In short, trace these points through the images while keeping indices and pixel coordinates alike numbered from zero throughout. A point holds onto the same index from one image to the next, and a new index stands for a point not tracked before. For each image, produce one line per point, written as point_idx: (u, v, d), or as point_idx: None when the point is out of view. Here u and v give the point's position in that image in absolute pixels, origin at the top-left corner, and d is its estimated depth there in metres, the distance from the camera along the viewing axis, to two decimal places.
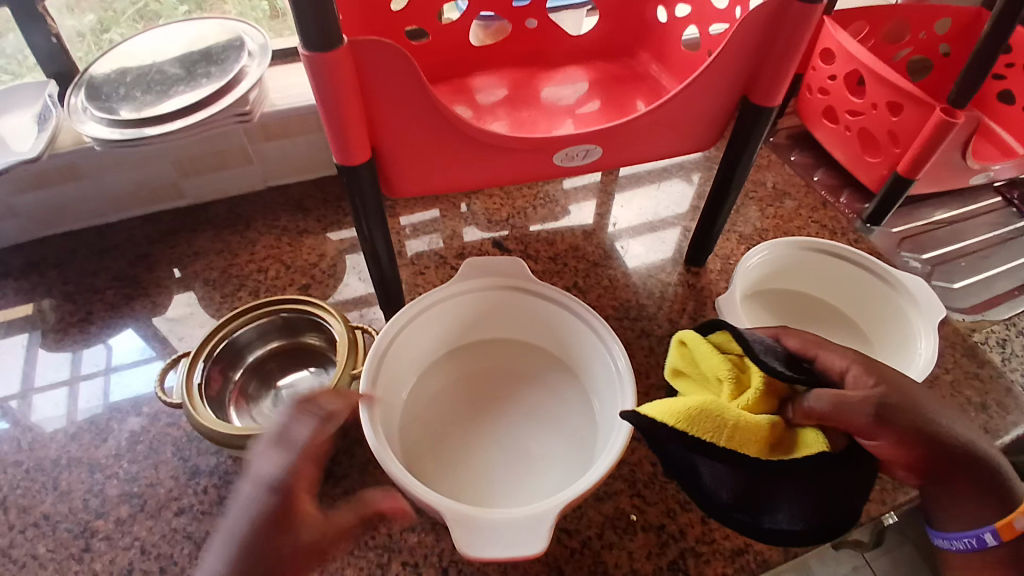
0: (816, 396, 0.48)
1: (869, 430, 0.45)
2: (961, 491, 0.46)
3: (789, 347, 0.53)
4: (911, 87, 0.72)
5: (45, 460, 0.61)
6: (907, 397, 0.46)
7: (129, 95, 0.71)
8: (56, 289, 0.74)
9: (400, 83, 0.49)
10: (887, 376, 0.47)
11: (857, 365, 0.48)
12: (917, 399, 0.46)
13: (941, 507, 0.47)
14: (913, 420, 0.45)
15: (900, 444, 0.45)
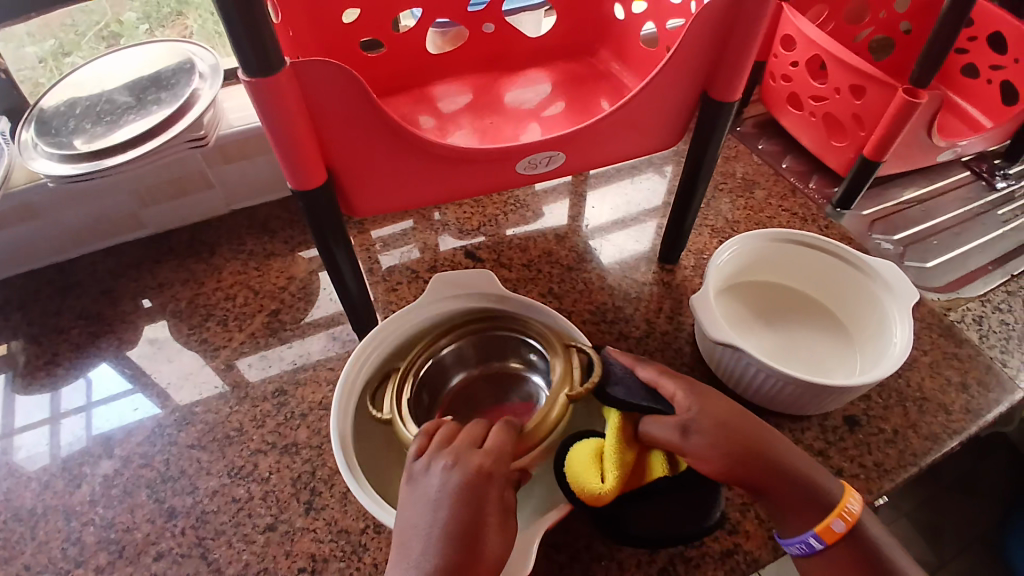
0: (655, 421, 0.48)
1: (682, 449, 0.46)
2: (780, 500, 0.46)
3: (643, 377, 0.51)
4: (873, 69, 0.71)
5: (20, 509, 0.59)
6: (718, 414, 0.46)
7: (79, 127, 0.69)
8: (21, 331, 0.72)
9: (348, 104, 0.48)
10: (705, 398, 0.47)
11: (680, 389, 0.48)
12: (734, 415, 0.46)
13: (777, 516, 0.46)
14: (725, 436, 0.45)
15: (708, 457, 0.45)
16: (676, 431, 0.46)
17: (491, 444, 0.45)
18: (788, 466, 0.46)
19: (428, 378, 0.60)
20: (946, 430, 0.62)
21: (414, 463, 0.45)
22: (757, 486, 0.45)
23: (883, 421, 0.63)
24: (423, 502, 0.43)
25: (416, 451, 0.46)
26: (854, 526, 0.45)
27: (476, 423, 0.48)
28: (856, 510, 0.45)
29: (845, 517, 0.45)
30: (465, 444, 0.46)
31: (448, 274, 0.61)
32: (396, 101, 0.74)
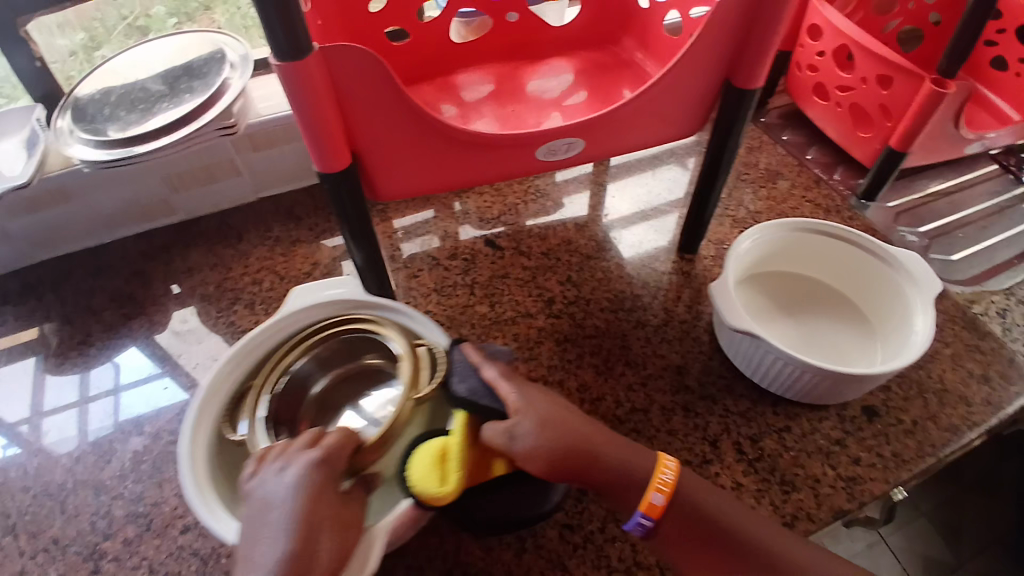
0: (490, 426, 0.48)
1: (512, 453, 0.47)
2: (609, 492, 0.46)
3: (486, 377, 0.50)
4: (902, 59, 0.71)
5: (52, 483, 0.62)
6: (543, 414, 0.46)
7: (114, 114, 0.71)
8: (55, 313, 0.75)
9: (372, 89, 0.49)
10: (531, 401, 0.47)
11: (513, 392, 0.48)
12: (560, 418, 0.47)
13: (610, 502, 0.47)
14: (553, 441, 0.45)
15: (533, 458, 0.46)
16: (504, 436, 0.47)
17: (327, 445, 0.47)
18: (611, 459, 0.46)
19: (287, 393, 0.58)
20: (966, 422, 0.62)
21: (249, 480, 0.45)
22: (585, 482, 0.46)
23: (902, 412, 0.63)
24: (262, 513, 0.43)
25: (249, 471, 0.46)
26: (673, 495, 0.45)
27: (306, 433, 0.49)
28: (670, 480, 0.46)
29: (663, 488, 0.45)
30: (299, 447, 0.47)
31: (347, 275, 0.62)
32: (420, 90, 0.75)
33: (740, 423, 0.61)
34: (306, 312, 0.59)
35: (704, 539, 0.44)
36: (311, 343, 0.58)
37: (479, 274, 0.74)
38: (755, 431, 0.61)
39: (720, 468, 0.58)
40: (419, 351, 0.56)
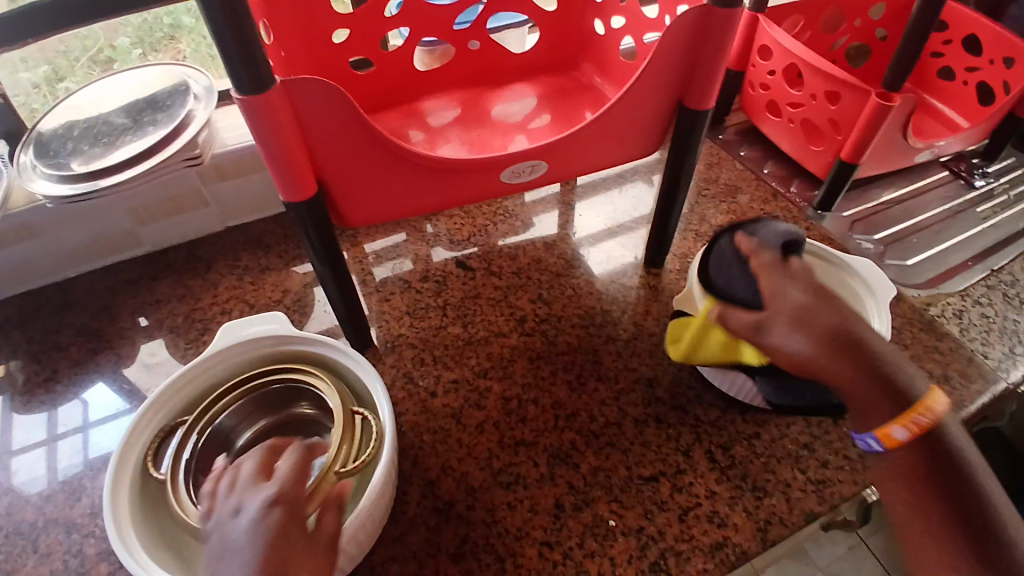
0: (733, 314, 0.48)
1: (760, 343, 0.45)
2: (852, 394, 0.41)
3: (743, 248, 0.51)
4: (847, 76, 0.74)
5: (22, 523, 0.60)
6: (797, 298, 0.44)
7: (77, 149, 0.70)
8: (21, 350, 0.73)
9: (335, 118, 0.50)
10: (780, 287, 0.45)
11: (766, 281, 0.47)
12: (804, 303, 0.43)
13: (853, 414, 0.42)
14: (808, 324, 0.42)
15: (794, 346, 0.42)
16: (750, 327, 0.46)
17: (283, 471, 0.42)
18: (872, 356, 0.41)
19: (218, 437, 0.57)
20: None
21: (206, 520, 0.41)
22: (833, 384, 0.42)
23: None
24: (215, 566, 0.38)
25: (206, 509, 0.42)
26: (921, 431, 0.39)
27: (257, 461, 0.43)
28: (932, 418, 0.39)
29: (921, 418, 0.39)
30: (250, 479, 0.42)
31: (278, 315, 0.61)
32: (386, 117, 0.76)
33: (711, 432, 0.62)
34: (239, 350, 0.59)
35: (923, 469, 0.38)
36: (243, 387, 0.57)
37: (450, 296, 0.75)
38: (726, 439, 0.62)
39: (694, 477, 0.59)
40: (353, 418, 0.54)
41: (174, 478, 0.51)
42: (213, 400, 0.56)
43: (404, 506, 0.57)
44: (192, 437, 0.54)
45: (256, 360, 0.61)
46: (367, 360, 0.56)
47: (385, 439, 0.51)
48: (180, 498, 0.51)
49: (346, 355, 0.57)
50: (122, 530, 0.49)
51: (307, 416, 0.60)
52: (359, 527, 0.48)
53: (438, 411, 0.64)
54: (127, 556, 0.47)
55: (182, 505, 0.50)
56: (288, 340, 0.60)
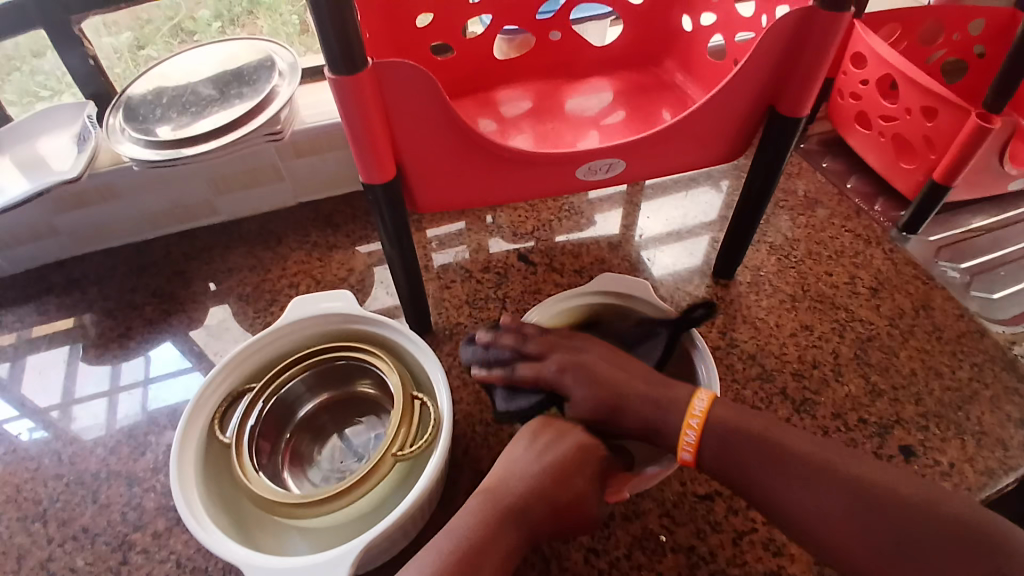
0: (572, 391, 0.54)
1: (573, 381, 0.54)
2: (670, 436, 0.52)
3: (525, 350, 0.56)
4: (948, 92, 0.70)
5: (85, 473, 0.63)
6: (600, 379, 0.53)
7: (166, 116, 0.73)
8: (96, 305, 0.76)
9: (420, 102, 0.49)
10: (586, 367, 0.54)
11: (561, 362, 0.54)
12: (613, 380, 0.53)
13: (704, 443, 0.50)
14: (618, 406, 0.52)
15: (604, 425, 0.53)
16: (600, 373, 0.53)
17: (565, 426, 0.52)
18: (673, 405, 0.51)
19: (282, 409, 0.58)
20: (1005, 467, 0.60)
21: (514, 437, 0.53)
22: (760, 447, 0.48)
23: (940, 454, 0.61)
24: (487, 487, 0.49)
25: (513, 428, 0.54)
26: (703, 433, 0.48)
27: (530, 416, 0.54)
28: (704, 408, 0.49)
29: (694, 425, 0.49)
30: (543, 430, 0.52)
31: (345, 293, 0.61)
32: (461, 104, 0.76)
33: None
34: (307, 324, 0.60)
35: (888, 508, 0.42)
36: (309, 362, 0.57)
37: (511, 289, 0.74)
38: None
39: None
40: (413, 403, 0.54)
41: (237, 443, 0.53)
42: (280, 371, 0.57)
43: (453, 494, 0.58)
44: (258, 405, 0.55)
45: (323, 335, 0.61)
46: (432, 348, 0.56)
47: (444, 425, 0.52)
48: (241, 461, 0.52)
49: (411, 341, 0.57)
50: (184, 486, 0.51)
51: (367, 395, 0.61)
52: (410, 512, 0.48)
53: (491, 404, 0.64)
54: (187, 512, 0.48)
55: (242, 468, 0.51)
56: (355, 318, 0.60)
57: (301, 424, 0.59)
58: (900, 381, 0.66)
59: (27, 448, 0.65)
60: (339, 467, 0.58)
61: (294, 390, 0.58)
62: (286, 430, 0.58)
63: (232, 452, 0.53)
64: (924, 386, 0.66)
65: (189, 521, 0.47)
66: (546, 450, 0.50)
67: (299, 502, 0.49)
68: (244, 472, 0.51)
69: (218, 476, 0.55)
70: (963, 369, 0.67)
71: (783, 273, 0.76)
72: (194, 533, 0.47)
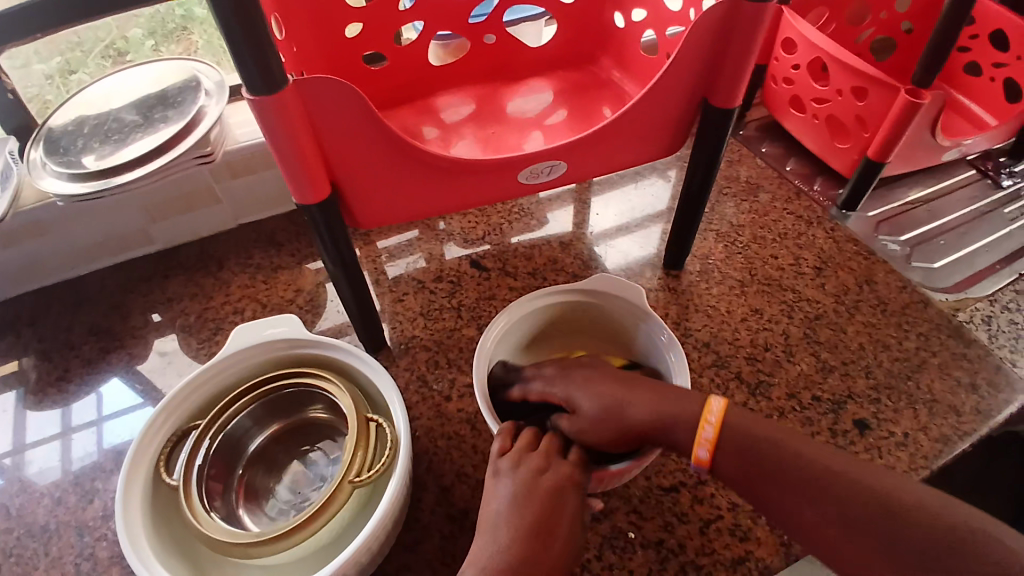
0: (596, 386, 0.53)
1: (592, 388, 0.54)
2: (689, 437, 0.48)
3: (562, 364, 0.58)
4: (874, 71, 0.72)
5: (34, 525, 0.60)
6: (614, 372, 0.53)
7: (87, 146, 0.69)
8: (32, 348, 0.73)
9: (348, 119, 0.48)
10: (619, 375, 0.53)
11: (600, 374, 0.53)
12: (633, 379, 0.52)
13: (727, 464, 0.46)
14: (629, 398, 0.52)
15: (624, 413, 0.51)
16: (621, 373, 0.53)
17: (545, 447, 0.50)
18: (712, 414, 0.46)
19: (230, 444, 0.56)
20: (956, 432, 0.62)
21: (499, 462, 0.49)
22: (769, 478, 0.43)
23: (893, 425, 0.62)
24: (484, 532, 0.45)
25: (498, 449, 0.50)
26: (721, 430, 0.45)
27: (504, 428, 0.52)
28: (719, 413, 0.45)
29: (712, 422, 0.45)
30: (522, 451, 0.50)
31: (289, 317, 0.59)
32: (399, 114, 0.75)
33: None
34: (250, 352, 0.58)
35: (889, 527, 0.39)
36: (257, 392, 0.56)
37: (465, 297, 0.74)
38: None
39: (715, 487, 0.57)
40: (368, 425, 0.53)
41: (186, 485, 0.51)
42: (226, 405, 0.55)
43: (418, 513, 0.57)
44: (205, 442, 0.53)
45: (270, 362, 0.59)
46: (383, 366, 0.55)
47: (400, 445, 0.51)
48: (192, 505, 0.50)
49: (360, 361, 0.56)
50: (132, 535, 0.48)
51: (321, 421, 0.59)
52: (372, 538, 0.47)
53: (452, 416, 0.63)
54: (137, 563, 0.46)
55: (194, 512, 0.49)
56: (301, 342, 0.58)
57: (252, 456, 0.58)
58: (851, 356, 0.68)
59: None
60: (298, 498, 0.57)
61: (242, 423, 0.56)
62: (237, 466, 0.57)
63: (181, 495, 0.50)
64: (873, 359, 0.67)
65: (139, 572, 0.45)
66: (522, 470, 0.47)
67: (256, 541, 0.47)
68: (195, 514, 0.49)
69: (169, 521, 0.53)
70: (908, 339, 0.69)
71: (731, 260, 0.77)
72: None
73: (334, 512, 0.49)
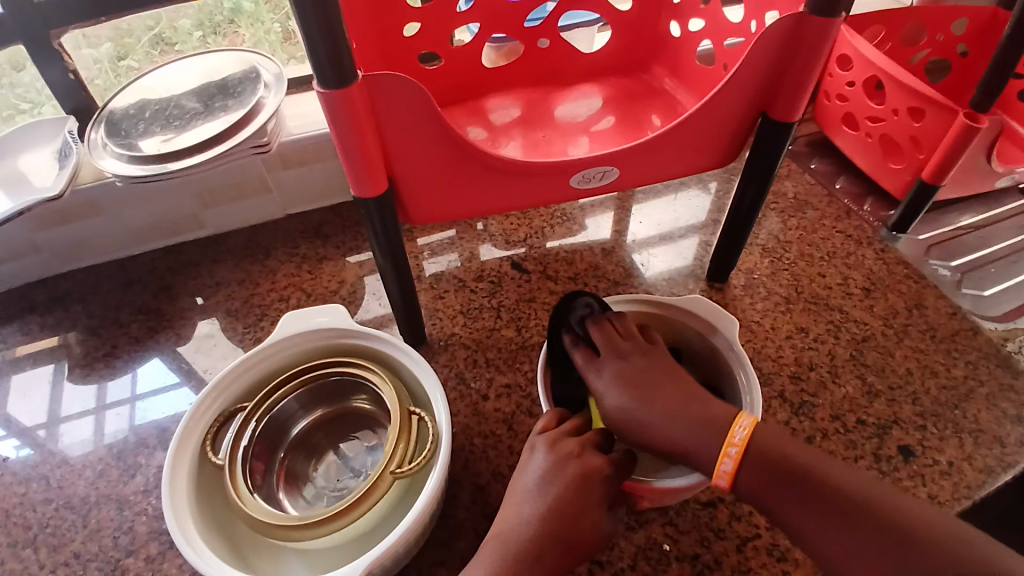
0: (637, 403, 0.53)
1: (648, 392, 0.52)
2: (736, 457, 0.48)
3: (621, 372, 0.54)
4: (934, 93, 0.70)
5: (74, 497, 0.61)
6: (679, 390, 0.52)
7: (148, 130, 0.71)
8: (81, 323, 0.75)
9: (411, 116, 0.49)
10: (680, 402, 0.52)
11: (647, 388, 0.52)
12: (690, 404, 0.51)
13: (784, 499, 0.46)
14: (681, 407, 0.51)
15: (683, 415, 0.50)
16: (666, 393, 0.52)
17: (586, 436, 0.51)
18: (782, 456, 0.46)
19: (274, 429, 0.56)
20: (1001, 464, 0.61)
21: (537, 436, 0.52)
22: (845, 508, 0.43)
23: (938, 453, 0.61)
24: (513, 510, 0.48)
25: (537, 429, 0.53)
26: (743, 455, 0.46)
27: (550, 413, 0.54)
28: (744, 436, 0.47)
29: (732, 453, 0.46)
30: (559, 434, 0.51)
31: (336, 306, 0.60)
32: (450, 113, 0.76)
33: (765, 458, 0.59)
34: (298, 339, 0.59)
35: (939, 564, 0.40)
36: (303, 379, 0.56)
37: (505, 298, 0.74)
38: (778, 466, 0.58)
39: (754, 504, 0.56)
40: (411, 419, 0.53)
41: (231, 464, 0.52)
42: (274, 389, 0.56)
43: (452, 510, 0.57)
44: (251, 424, 0.54)
45: (317, 350, 0.60)
46: (429, 360, 0.55)
47: (442, 442, 0.51)
48: (236, 484, 0.51)
49: (405, 353, 0.57)
50: (177, 511, 0.49)
51: (362, 411, 0.60)
52: (412, 530, 0.48)
53: (489, 416, 0.63)
54: (180, 537, 0.47)
55: (238, 492, 0.50)
56: (349, 332, 0.59)
57: (294, 442, 0.58)
58: (897, 381, 0.66)
59: (13, 465, 0.64)
60: (335, 486, 0.58)
61: (288, 408, 0.57)
62: (279, 450, 0.57)
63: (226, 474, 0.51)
64: (920, 385, 0.66)
65: (183, 547, 0.46)
66: (562, 461, 0.49)
67: (298, 524, 0.48)
68: (239, 494, 0.50)
69: (212, 498, 0.54)
70: (956, 367, 0.68)
71: (777, 276, 0.76)
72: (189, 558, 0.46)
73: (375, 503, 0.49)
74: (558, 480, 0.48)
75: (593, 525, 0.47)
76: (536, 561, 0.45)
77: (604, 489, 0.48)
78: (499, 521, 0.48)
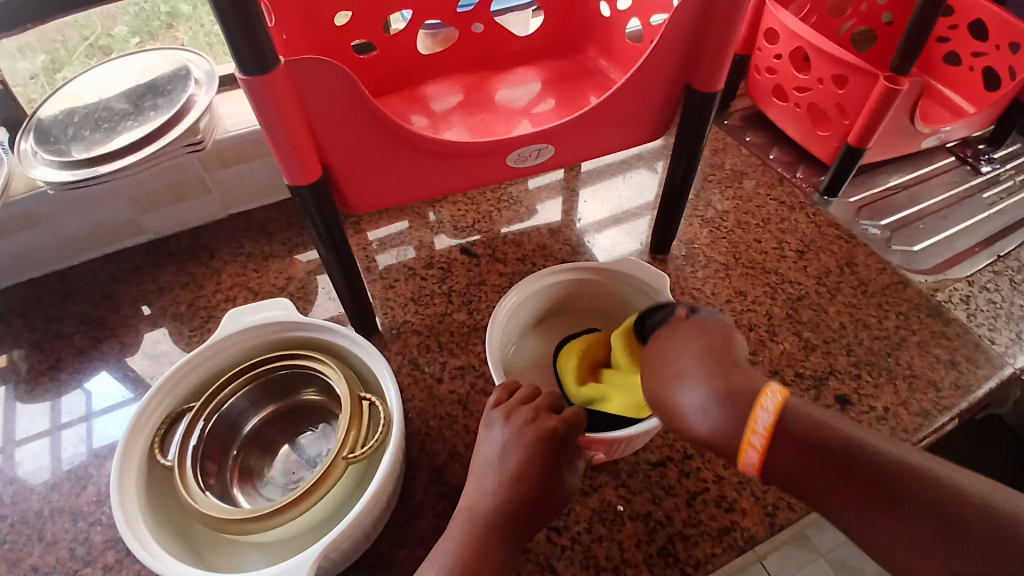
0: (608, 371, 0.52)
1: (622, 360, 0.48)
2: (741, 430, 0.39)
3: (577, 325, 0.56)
4: (855, 59, 0.73)
5: (28, 512, 0.60)
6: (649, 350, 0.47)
7: (78, 135, 0.70)
8: (24, 338, 0.73)
9: (338, 101, 0.49)
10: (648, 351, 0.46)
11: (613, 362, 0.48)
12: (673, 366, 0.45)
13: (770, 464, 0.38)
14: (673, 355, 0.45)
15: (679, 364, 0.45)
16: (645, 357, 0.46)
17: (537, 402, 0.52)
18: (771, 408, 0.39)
19: (224, 427, 0.56)
20: (937, 406, 0.64)
21: (492, 411, 0.53)
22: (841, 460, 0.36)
23: (874, 400, 0.64)
24: (479, 478, 0.49)
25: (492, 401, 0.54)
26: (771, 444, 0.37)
27: (502, 384, 0.54)
28: (770, 422, 0.38)
29: (757, 443, 0.37)
30: (514, 403, 0.52)
31: (277, 300, 0.60)
32: (388, 102, 0.76)
33: None
34: (242, 336, 0.59)
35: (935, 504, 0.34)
36: (249, 375, 0.56)
37: (455, 283, 0.75)
38: None
39: (702, 461, 0.58)
40: (361, 404, 0.54)
41: (180, 463, 0.51)
42: (221, 386, 0.55)
43: (411, 492, 0.58)
44: (199, 423, 0.54)
45: (263, 344, 0.60)
46: (374, 344, 0.56)
47: (393, 423, 0.52)
48: (187, 483, 0.51)
49: (351, 341, 0.57)
50: (128, 515, 0.49)
51: (312, 403, 0.60)
52: (368, 510, 0.48)
53: (444, 398, 0.64)
54: (132, 539, 0.47)
55: (189, 490, 0.50)
56: (293, 325, 0.59)
57: (246, 438, 0.58)
58: (831, 335, 0.69)
59: None
60: (290, 479, 0.58)
61: (236, 405, 0.57)
62: (232, 447, 0.57)
63: (175, 475, 0.51)
64: (853, 338, 0.69)
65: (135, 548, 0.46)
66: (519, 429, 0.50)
67: (252, 517, 0.48)
68: (192, 493, 0.50)
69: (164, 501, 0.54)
70: (889, 318, 0.71)
71: (716, 245, 0.78)
72: (146, 561, 0.46)
73: (329, 489, 0.50)
74: (516, 446, 0.49)
75: (550, 489, 0.48)
76: (496, 525, 0.45)
77: (559, 454, 0.49)
78: (466, 492, 0.49)
